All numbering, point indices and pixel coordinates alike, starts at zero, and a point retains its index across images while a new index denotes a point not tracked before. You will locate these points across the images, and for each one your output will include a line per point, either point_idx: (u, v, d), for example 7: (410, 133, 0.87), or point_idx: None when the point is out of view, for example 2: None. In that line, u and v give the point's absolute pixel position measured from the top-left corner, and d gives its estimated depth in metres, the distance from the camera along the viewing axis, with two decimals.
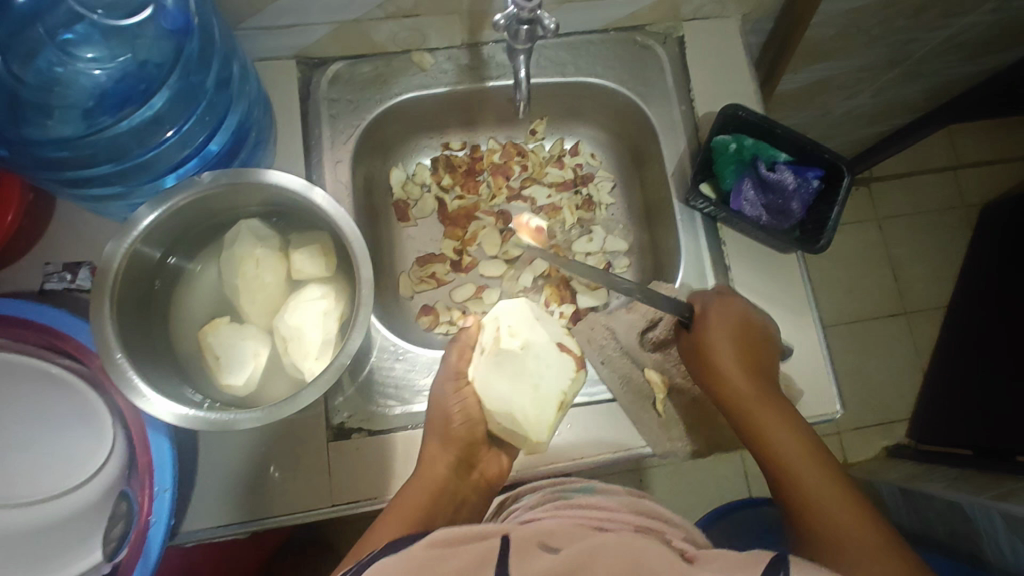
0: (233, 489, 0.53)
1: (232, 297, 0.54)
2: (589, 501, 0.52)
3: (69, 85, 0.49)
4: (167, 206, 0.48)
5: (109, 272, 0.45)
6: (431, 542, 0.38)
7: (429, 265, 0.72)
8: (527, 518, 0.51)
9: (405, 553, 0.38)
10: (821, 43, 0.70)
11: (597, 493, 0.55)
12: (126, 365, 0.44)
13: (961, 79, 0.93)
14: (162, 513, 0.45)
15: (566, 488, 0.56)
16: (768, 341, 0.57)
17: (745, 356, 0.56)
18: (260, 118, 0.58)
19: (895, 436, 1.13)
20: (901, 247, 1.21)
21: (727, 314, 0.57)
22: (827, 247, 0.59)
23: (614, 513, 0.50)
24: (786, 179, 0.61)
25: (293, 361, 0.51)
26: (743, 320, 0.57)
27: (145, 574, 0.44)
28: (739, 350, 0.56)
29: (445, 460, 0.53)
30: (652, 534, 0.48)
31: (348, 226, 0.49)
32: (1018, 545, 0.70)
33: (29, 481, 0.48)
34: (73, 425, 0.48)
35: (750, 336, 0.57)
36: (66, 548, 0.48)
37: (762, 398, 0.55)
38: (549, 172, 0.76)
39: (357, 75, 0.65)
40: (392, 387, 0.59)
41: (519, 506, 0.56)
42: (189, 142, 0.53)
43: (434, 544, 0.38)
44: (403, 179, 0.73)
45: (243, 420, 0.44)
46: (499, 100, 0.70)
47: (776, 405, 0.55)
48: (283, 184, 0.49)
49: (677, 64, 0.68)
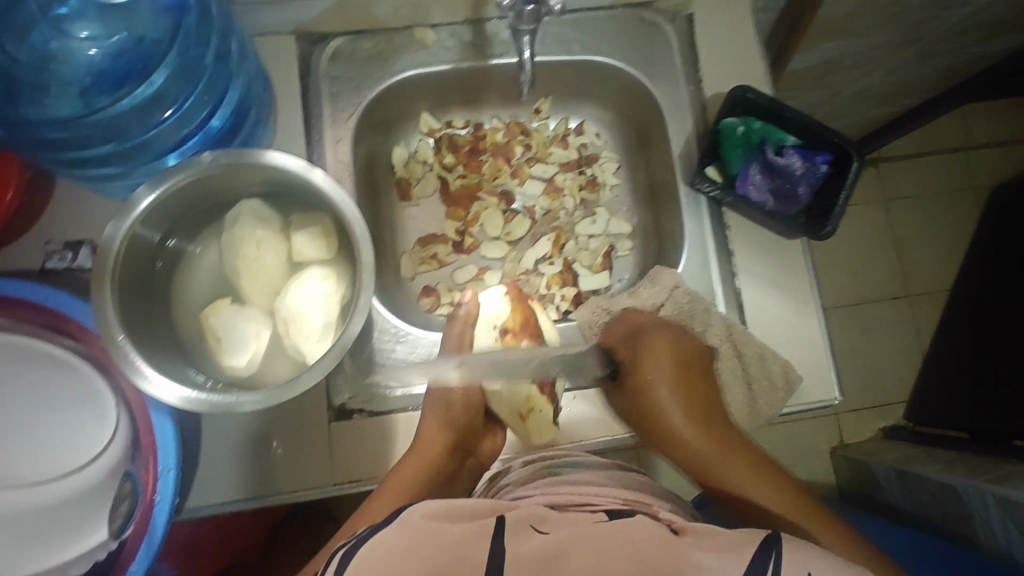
0: (237, 467, 0.54)
1: (233, 279, 0.54)
2: (579, 477, 0.51)
3: (65, 60, 0.48)
4: (165, 187, 0.47)
5: (110, 254, 0.45)
6: (426, 515, 0.39)
7: (431, 246, 0.71)
8: (517, 496, 0.50)
9: (400, 523, 0.39)
10: (836, 21, 0.68)
11: (587, 467, 0.55)
12: (129, 348, 0.44)
13: (977, 59, 0.91)
14: (167, 492, 0.45)
15: (558, 462, 0.55)
16: (704, 363, 0.62)
17: (685, 397, 0.60)
18: (259, 95, 0.57)
19: (893, 418, 1.14)
20: (907, 230, 1.20)
21: (659, 350, 0.61)
22: (833, 233, 0.59)
23: (605, 488, 0.49)
24: (793, 164, 0.60)
25: (294, 344, 0.51)
26: (676, 357, 0.61)
27: (152, 551, 0.45)
28: (678, 386, 0.60)
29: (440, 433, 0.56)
30: (640, 507, 0.47)
31: (349, 209, 0.49)
32: (1010, 528, 0.71)
33: (33, 463, 0.49)
34: (77, 406, 0.49)
35: (689, 370, 0.61)
36: (72, 526, 0.48)
37: (718, 451, 0.57)
38: (553, 153, 0.75)
39: (358, 51, 0.63)
40: (393, 367, 0.59)
41: (508, 483, 0.54)
42: (188, 121, 0.52)
43: (428, 518, 0.39)
44: (404, 158, 0.72)
45: (246, 403, 0.44)
46: (502, 78, 0.69)
47: (721, 440, 0.58)
48: (283, 166, 0.48)
49: (685, 44, 0.66)
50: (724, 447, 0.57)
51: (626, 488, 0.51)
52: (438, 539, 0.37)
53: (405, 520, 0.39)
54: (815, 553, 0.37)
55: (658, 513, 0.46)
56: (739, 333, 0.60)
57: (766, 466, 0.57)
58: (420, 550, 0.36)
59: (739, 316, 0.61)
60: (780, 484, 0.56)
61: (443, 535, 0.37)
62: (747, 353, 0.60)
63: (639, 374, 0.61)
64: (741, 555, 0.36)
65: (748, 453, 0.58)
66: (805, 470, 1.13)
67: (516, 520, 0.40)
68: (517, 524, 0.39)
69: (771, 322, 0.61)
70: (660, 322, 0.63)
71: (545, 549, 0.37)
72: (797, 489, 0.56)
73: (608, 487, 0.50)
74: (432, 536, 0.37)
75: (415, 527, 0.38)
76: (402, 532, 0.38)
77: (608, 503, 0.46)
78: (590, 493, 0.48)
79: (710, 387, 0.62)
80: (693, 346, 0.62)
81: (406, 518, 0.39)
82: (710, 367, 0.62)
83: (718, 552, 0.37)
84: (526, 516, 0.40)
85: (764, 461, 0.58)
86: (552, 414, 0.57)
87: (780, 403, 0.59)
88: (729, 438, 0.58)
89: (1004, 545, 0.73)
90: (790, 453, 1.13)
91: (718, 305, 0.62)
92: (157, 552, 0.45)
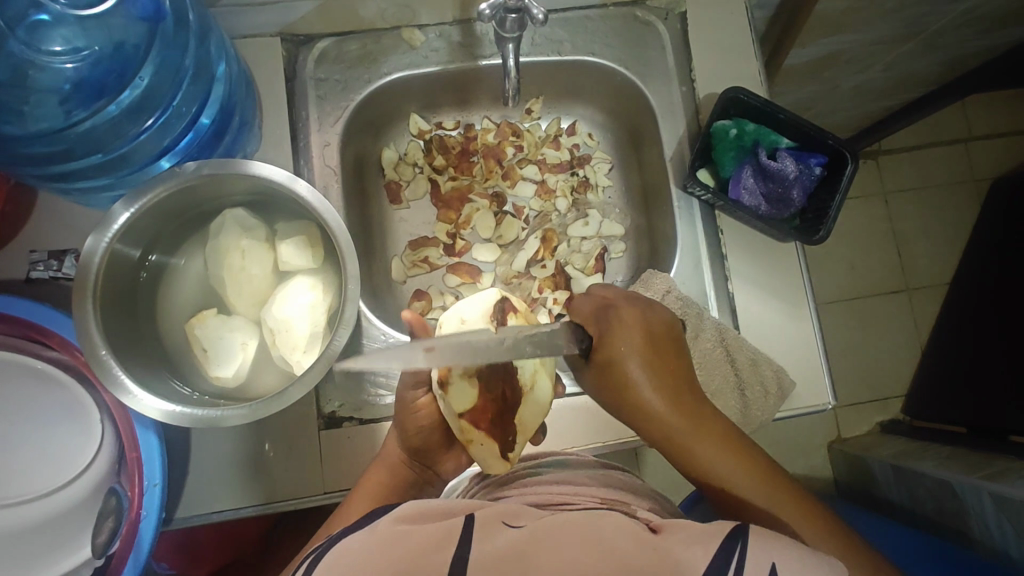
0: (226, 476, 0.54)
1: (218, 289, 0.53)
2: (557, 477, 0.50)
3: (40, 70, 0.47)
4: (145, 200, 0.46)
5: (91, 270, 0.45)
6: (396, 518, 0.38)
7: (422, 248, 0.70)
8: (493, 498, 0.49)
9: (371, 530, 0.38)
10: (831, 17, 0.67)
11: (566, 466, 0.54)
12: (111, 362, 0.44)
13: (975, 53, 0.90)
14: (153, 506, 0.45)
15: (538, 462, 0.54)
16: (672, 333, 0.55)
17: (657, 372, 0.51)
18: (243, 99, 0.56)
19: (889, 413, 1.14)
20: (906, 223, 1.19)
21: (627, 324, 0.52)
22: (826, 239, 0.57)
23: (583, 487, 0.48)
24: (787, 168, 0.58)
25: (281, 354, 0.51)
26: (645, 326, 0.52)
27: (140, 564, 0.45)
28: (649, 358, 0.51)
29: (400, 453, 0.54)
30: (617, 505, 0.46)
31: (332, 219, 0.48)
32: (1004, 525, 0.71)
33: (22, 479, 0.49)
34: (61, 422, 0.49)
35: (656, 336, 0.53)
36: (61, 541, 0.48)
37: (681, 425, 0.50)
38: (545, 153, 0.74)
39: (344, 53, 0.62)
40: (380, 375, 0.58)
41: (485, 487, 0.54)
42: (170, 131, 0.51)
43: (398, 522, 0.38)
44: (394, 160, 0.71)
45: (230, 417, 0.44)
46: (492, 79, 0.68)
47: (694, 412, 0.51)
48: (266, 176, 0.48)
49: (677, 44, 0.65)
50: (698, 422, 0.51)
51: (605, 487, 0.49)
52: (405, 546, 0.36)
53: (376, 525, 0.38)
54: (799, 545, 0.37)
55: (634, 512, 0.45)
56: (731, 339, 0.59)
57: (747, 446, 0.52)
58: (387, 554, 0.36)
59: (731, 321, 0.61)
60: (758, 468, 0.51)
61: (409, 540, 0.36)
62: (739, 358, 0.59)
63: (607, 349, 0.51)
64: (708, 546, 0.36)
65: (723, 430, 0.51)
66: (801, 465, 1.13)
67: (486, 516, 0.38)
68: (487, 520, 0.38)
69: (763, 326, 0.60)
70: (629, 298, 0.55)
71: (512, 547, 0.35)
72: (772, 470, 0.51)
73: (585, 487, 0.49)
74: (399, 543, 0.36)
75: (383, 532, 0.37)
76: (371, 539, 0.37)
77: (584, 502, 0.45)
78: (568, 493, 0.47)
79: (681, 354, 0.54)
80: (663, 316, 0.55)
81: (375, 523, 0.38)
82: (677, 334, 0.55)
83: (688, 546, 0.36)
84: (496, 511, 0.39)
85: (750, 447, 0.52)
86: (499, 448, 0.51)
87: (773, 408, 0.59)
88: (704, 415, 0.51)
89: (999, 542, 0.72)
90: (786, 449, 1.13)
91: (711, 310, 0.61)
92: (145, 565, 0.45)
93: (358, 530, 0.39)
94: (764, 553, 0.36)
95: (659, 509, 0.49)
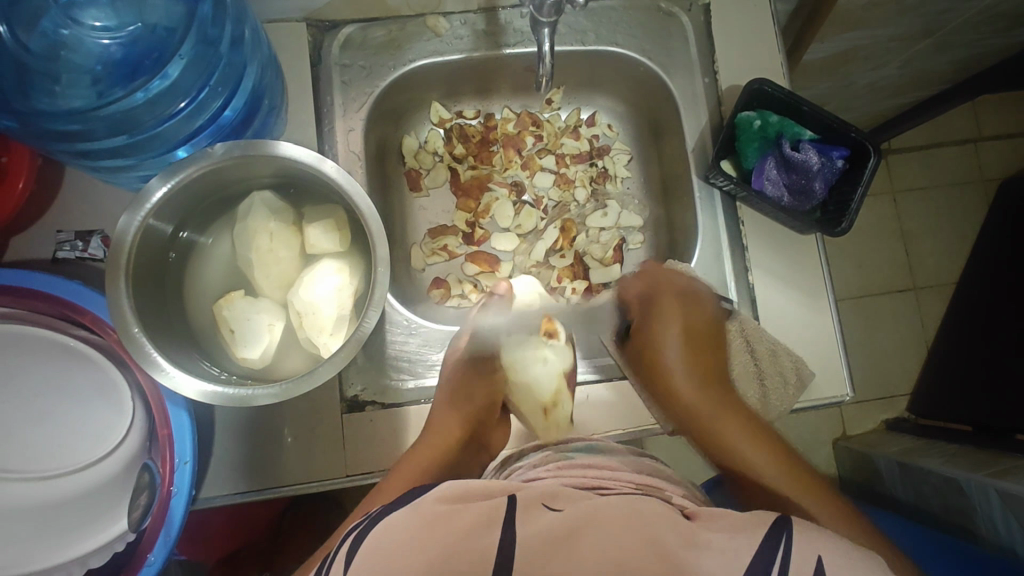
0: (247, 459, 0.54)
1: (246, 270, 0.53)
2: (590, 461, 0.50)
3: (75, 50, 0.48)
4: (180, 177, 0.47)
5: (124, 246, 0.45)
6: (437, 499, 0.39)
7: (442, 237, 0.71)
8: (528, 479, 0.49)
9: (414, 507, 0.38)
10: (855, 12, 0.67)
11: (598, 451, 0.53)
12: (144, 339, 0.44)
13: (992, 52, 0.90)
14: (183, 483, 0.46)
15: (569, 446, 0.54)
16: (721, 330, 0.61)
17: (693, 350, 0.59)
18: (273, 84, 0.56)
19: (896, 410, 1.15)
20: (916, 222, 1.19)
21: (670, 303, 0.61)
22: (848, 230, 0.58)
23: (617, 473, 0.48)
24: (810, 160, 0.58)
25: (308, 336, 0.51)
26: (688, 318, 0.60)
27: (170, 541, 0.46)
28: (689, 347, 0.59)
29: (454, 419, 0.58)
30: (652, 491, 0.46)
31: (362, 201, 0.48)
32: (1010, 521, 0.72)
33: (52, 456, 0.49)
34: (93, 399, 0.49)
35: (698, 330, 0.60)
36: (92, 517, 0.49)
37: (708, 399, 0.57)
38: (564, 144, 0.74)
39: (369, 39, 0.62)
40: (404, 361, 0.60)
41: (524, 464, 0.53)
42: (201, 112, 0.51)
43: (440, 501, 0.38)
44: (415, 148, 0.72)
45: (261, 396, 0.44)
46: (516, 68, 0.68)
47: (721, 400, 0.57)
48: (295, 157, 0.48)
49: (701, 35, 0.65)
50: (727, 405, 0.57)
51: (639, 473, 0.49)
52: (452, 523, 0.36)
53: (418, 503, 0.39)
54: (828, 535, 0.37)
55: (671, 498, 0.45)
56: (751, 329, 0.60)
57: (777, 443, 0.54)
58: (425, 541, 0.35)
59: (751, 312, 0.61)
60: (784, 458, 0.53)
61: (451, 523, 0.36)
62: (758, 348, 0.60)
63: (647, 328, 0.62)
64: (752, 539, 0.36)
65: (749, 417, 0.56)
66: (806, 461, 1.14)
67: (527, 500, 0.39)
68: (528, 505, 0.38)
69: (782, 317, 0.61)
70: (675, 277, 0.62)
71: (557, 530, 0.36)
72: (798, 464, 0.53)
73: (619, 472, 0.49)
74: (446, 520, 0.37)
75: (425, 511, 0.38)
76: (413, 517, 0.37)
77: (619, 487, 0.46)
78: (603, 477, 0.47)
79: (720, 351, 0.60)
80: (710, 313, 0.60)
81: (418, 502, 0.39)
82: (721, 324, 0.61)
83: (729, 535, 0.36)
84: (535, 496, 0.40)
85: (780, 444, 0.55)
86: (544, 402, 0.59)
87: (792, 399, 0.59)
88: (735, 405, 0.57)
89: (1005, 538, 0.73)
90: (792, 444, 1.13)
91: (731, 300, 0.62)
92: (174, 542, 0.46)
93: (400, 507, 0.39)
94: (809, 548, 0.35)
95: (694, 498, 0.50)
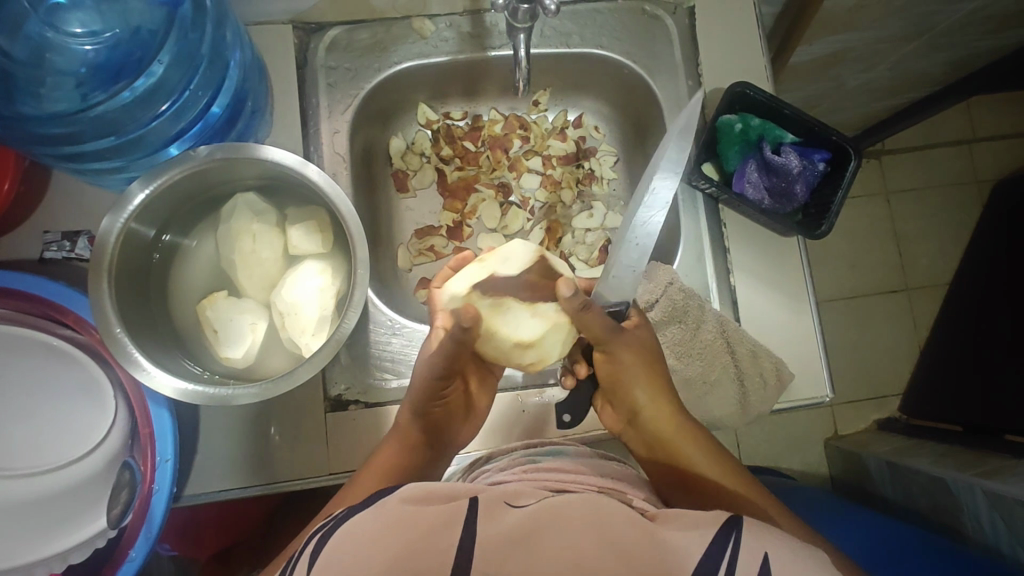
0: (234, 458, 0.55)
1: (229, 271, 0.54)
2: (554, 465, 0.51)
3: (60, 52, 0.49)
4: (160, 182, 0.47)
5: (106, 249, 0.46)
6: (403, 497, 0.38)
7: (428, 238, 0.71)
8: (496, 481, 0.49)
9: (379, 506, 0.37)
10: (837, 16, 0.68)
11: (563, 455, 0.54)
12: (125, 339, 0.45)
13: (980, 54, 0.90)
14: (164, 481, 0.47)
15: (538, 451, 0.54)
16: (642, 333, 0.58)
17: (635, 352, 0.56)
18: (256, 87, 0.57)
19: (887, 410, 1.15)
20: (907, 222, 1.19)
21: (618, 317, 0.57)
22: (827, 233, 0.59)
23: (581, 476, 0.50)
24: (791, 163, 0.59)
25: (290, 337, 0.52)
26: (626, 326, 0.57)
27: (151, 536, 0.47)
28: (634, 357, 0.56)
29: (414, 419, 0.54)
30: (612, 494, 0.47)
31: (342, 203, 0.49)
32: (997, 521, 0.73)
33: (37, 452, 0.50)
34: (75, 397, 0.50)
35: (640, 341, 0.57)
36: (75, 512, 0.50)
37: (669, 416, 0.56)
38: (551, 145, 0.75)
39: (355, 42, 0.63)
40: (387, 360, 0.60)
41: (490, 469, 0.54)
42: (184, 115, 0.52)
43: (407, 501, 0.38)
44: (402, 149, 0.72)
45: (242, 396, 0.45)
46: (501, 70, 0.69)
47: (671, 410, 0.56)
48: (277, 160, 0.49)
49: (686, 38, 0.65)
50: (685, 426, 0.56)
51: (604, 476, 0.51)
52: (416, 523, 0.36)
53: (384, 502, 0.38)
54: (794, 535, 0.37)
55: (631, 500, 0.46)
56: (732, 330, 0.60)
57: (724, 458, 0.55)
58: (392, 540, 0.35)
59: (732, 313, 0.62)
60: (726, 467, 0.54)
61: (421, 518, 0.36)
62: (739, 350, 0.60)
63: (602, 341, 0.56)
64: (706, 533, 0.36)
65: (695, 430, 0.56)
66: (798, 461, 1.14)
67: (489, 499, 0.39)
68: (491, 502, 0.38)
69: (764, 319, 0.61)
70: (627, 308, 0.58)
71: (522, 525, 0.36)
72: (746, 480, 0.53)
73: (585, 475, 0.50)
74: (412, 520, 0.36)
75: (392, 509, 0.37)
76: (378, 517, 0.36)
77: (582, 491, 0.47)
78: (568, 482, 0.48)
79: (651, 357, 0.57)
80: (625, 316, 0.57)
81: (383, 501, 0.38)
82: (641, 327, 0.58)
83: (688, 531, 0.36)
84: (499, 493, 0.40)
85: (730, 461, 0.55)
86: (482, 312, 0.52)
87: (771, 399, 0.59)
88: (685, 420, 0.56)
89: (991, 537, 0.74)
90: (784, 445, 1.14)
91: (712, 302, 0.62)
92: (156, 538, 0.47)
93: (366, 506, 0.38)
94: (758, 542, 0.35)
95: (656, 500, 0.51)
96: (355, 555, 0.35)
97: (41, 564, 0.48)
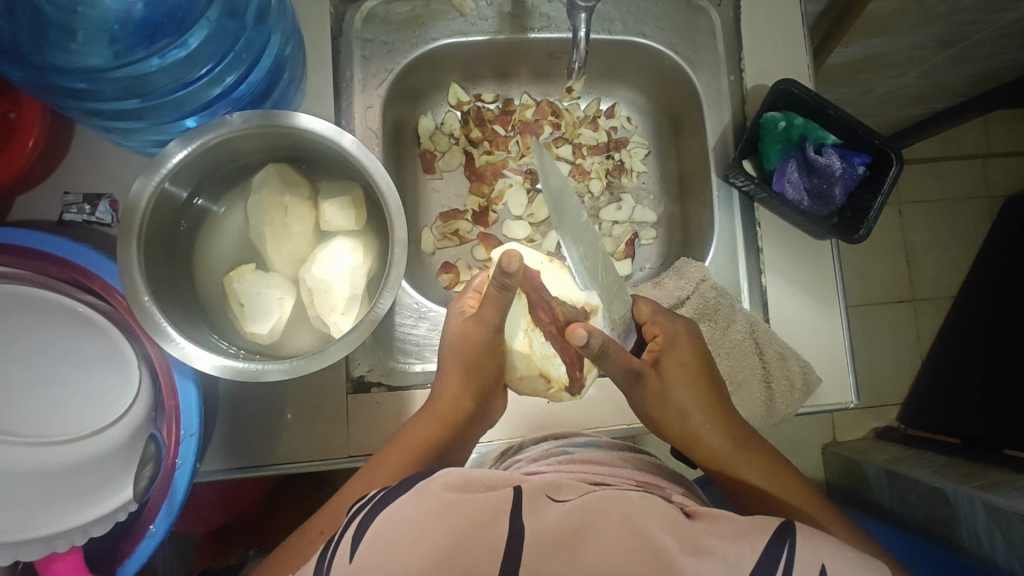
0: (248, 435, 0.54)
1: (257, 244, 0.52)
2: (591, 457, 0.51)
3: (92, 6, 0.47)
4: (197, 144, 0.46)
5: (136, 213, 0.44)
6: (446, 484, 0.37)
7: (454, 222, 0.70)
8: (530, 472, 0.49)
9: (420, 492, 0.37)
10: (880, 17, 0.67)
11: (596, 448, 0.54)
12: (153, 308, 0.44)
13: (1009, 67, 0.90)
14: (187, 455, 0.46)
15: (569, 442, 0.54)
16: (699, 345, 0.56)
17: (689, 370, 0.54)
18: (295, 56, 0.55)
19: (887, 418, 1.16)
20: (919, 233, 1.19)
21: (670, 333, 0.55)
22: (864, 238, 0.57)
23: (618, 470, 0.49)
24: (833, 165, 0.58)
25: (318, 314, 0.51)
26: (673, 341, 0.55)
27: (173, 511, 0.45)
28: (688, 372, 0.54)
29: (466, 390, 0.53)
30: (653, 489, 0.47)
31: (382, 179, 0.47)
32: (994, 533, 0.73)
33: (54, 422, 0.48)
34: (98, 365, 0.49)
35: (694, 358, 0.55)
36: (94, 485, 0.48)
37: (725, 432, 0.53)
38: (582, 134, 0.73)
39: (392, 15, 0.61)
40: (412, 344, 0.59)
41: (524, 458, 0.53)
42: (220, 81, 0.50)
43: (449, 488, 0.37)
44: (430, 129, 0.71)
45: (271, 371, 0.44)
46: (538, 54, 0.67)
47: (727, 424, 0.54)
48: (313, 129, 0.47)
49: (730, 31, 0.64)
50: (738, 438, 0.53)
51: (640, 471, 0.50)
52: (462, 510, 0.35)
53: (424, 487, 0.37)
54: (834, 540, 0.36)
55: (670, 496, 0.46)
56: (762, 331, 0.60)
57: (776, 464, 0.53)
58: (438, 527, 0.34)
59: (761, 314, 0.61)
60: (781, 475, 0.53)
61: (467, 505, 0.36)
62: (767, 352, 0.60)
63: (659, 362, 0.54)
64: (760, 540, 0.35)
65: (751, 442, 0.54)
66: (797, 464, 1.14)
67: (533, 491, 0.38)
68: (534, 494, 0.38)
69: (792, 321, 0.60)
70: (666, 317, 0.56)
71: (567, 521, 0.36)
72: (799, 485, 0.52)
73: (622, 470, 0.49)
74: (456, 508, 0.36)
75: (434, 496, 0.36)
76: (421, 504, 0.36)
77: (620, 484, 0.46)
78: (603, 475, 0.47)
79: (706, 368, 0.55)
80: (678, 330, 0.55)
81: (425, 485, 0.37)
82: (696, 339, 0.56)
83: (732, 539, 0.35)
84: (539, 486, 0.39)
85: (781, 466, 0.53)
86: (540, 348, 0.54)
87: (797, 403, 0.59)
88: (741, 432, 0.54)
89: (988, 551, 0.75)
90: (784, 447, 1.14)
91: (742, 302, 0.61)
92: (177, 512, 0.46)
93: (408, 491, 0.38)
94: (812, 553, 0.35)
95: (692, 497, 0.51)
96: (398, 542, 0.34)
97: (61, 538, 0.46)
